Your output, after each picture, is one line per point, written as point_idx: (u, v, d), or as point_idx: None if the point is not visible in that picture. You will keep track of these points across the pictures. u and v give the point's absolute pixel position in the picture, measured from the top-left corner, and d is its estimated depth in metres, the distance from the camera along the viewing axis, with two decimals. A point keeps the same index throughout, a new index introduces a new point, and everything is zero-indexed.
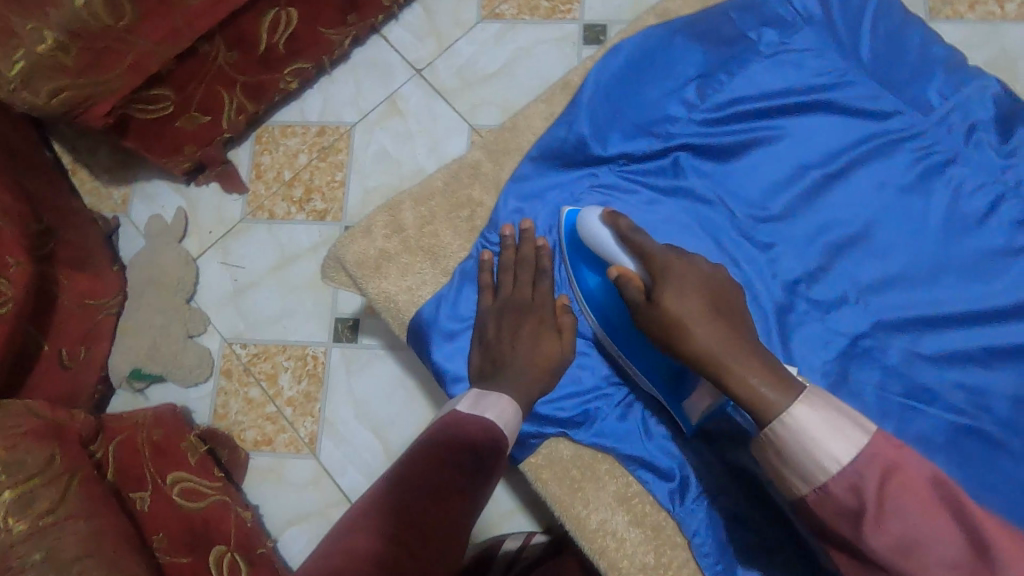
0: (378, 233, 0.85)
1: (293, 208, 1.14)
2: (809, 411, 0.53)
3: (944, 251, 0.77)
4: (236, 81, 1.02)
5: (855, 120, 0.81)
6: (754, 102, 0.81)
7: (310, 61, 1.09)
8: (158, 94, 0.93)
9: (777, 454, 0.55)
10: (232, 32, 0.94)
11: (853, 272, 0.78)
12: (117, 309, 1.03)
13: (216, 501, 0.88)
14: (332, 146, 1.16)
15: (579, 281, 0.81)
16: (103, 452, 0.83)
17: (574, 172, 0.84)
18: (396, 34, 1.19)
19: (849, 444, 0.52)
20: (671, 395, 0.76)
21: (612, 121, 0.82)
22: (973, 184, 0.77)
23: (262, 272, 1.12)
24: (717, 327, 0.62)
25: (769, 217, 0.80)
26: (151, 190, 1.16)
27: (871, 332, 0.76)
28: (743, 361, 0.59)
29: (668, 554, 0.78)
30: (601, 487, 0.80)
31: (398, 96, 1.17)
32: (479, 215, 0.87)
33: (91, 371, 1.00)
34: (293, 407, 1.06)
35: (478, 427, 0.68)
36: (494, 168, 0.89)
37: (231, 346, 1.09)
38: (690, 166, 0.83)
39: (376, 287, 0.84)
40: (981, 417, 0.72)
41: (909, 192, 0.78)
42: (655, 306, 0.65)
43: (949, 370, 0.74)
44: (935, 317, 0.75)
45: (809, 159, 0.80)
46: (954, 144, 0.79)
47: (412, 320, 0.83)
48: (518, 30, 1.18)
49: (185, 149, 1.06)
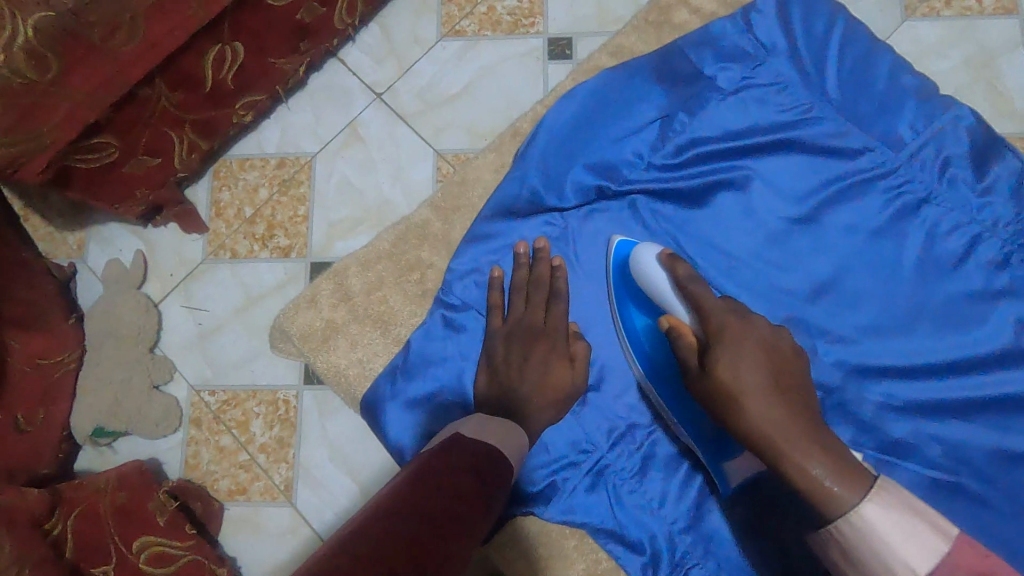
0: (324, 304, 0.89)
1: (255, 245, 1.10)
2: (881, 513, 0.54)
3: (918, 296, 0.76)
4: (184, 120, 0.97)
5: (826, 160, 0.79)
6: (716, 144, 0.79)
7: (263, 93, 1.05)
8: (100, 142, 0.88)
9: (844, 554, 0.56)
10: (174, 73, 0.89)
11: (824, 322, 0.77)
12: (76, 365, 0.99)
13: (189, 560, 0.87)
14: (293, 178, 1.12)
15: (623, 317, 0.81)
16: (62, 527, 0.77)
17: (532, 220, 0.83)
18: (352, 57, 1.14)
19: (924, 552, 0.52)
20: (709, 449, 0.78)
21: (565, 165, 0.81)
22: (950, 223, 0.76)
23: (226, 314, 1.08)
24: (775, 404, 0.63)
25: (737, 266, 0.79)
26: (107, 234, 1.12)
27: (845, 384, 0.76)
28: (803, 447, 0.60)
29: None
30: (569, 564, 0.83)
31: (359, 122, 1.13)
32: (429, 277, 0.88)
33: (53, 432, 0.96)
34: (266, 453, 1.03)
35: (476, 449, 0.64)
36: (443, 227, 0.90)
37: (200, 394, 1.06)
38: (651, 214, 0.81)
39: (325, 360, 0.87)
40: (958, 470, 0.73)
41: (882, 236, 0.77)
42: (708, 372, 0.66)
43: (924, 421, 0.75)
44: (907, 366, 0.75)
45: (780, 205, 0.79)
46: (928, 182, 0.77)
47: (367, 394, 0.83)
48: (481, 47, 1.13)
49: (137, 193, 1.01)
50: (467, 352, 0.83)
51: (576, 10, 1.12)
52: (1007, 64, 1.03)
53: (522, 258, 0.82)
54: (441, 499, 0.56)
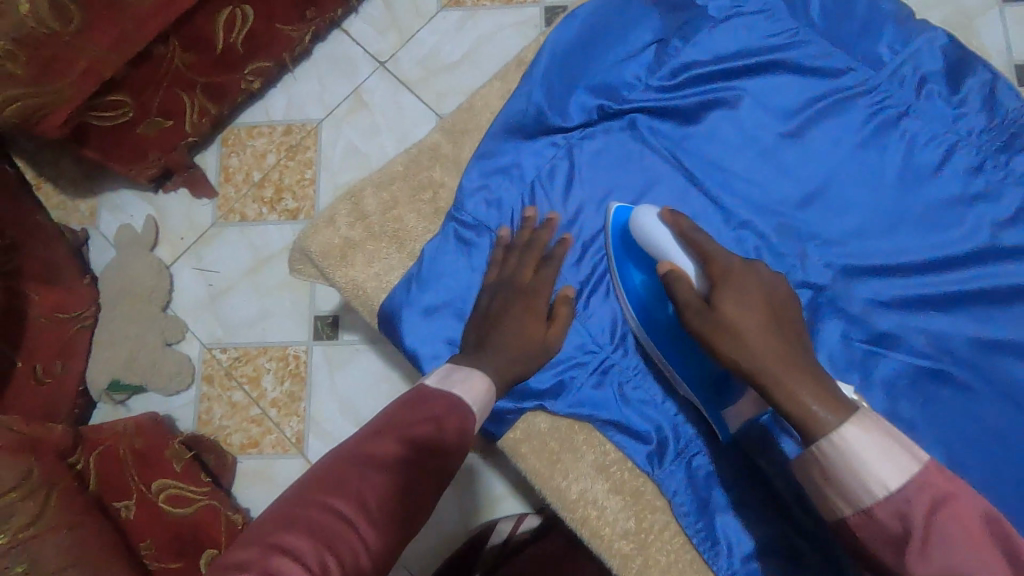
0: (342, 222, 0.74)
1: (264, 209, 1.13)
2: (860, 431, 0.48)
3: (922, 212, 0.68)
4: (196, 82, 1.00)
5: (811, 79, 0.71)
6: (708, 67, 0.72)
7: (271, 59, 1.08)
8: (115, 99, 0.92)
9: (820, 474, 0.49)
10: (187, 32, 0.92)
11: (815, 227, 0.69)
12: (92, 322, 1.02)
13: (205, 506, 0.87)
14: (300, 144, 1.15)
15: (621, 276, 0.71)
16: (84, 463, 0.81)
17: (536, 144, 0.73)
18: (356, 28, 1.18)
19: (899, 469, 0.46)
20: (710, 401, 0.68)
21: (569, 88, 0.72)
22: (927, 134, 0.69)
23: (236, 274, 1.11)
24: (772, 336, 0.56)
25: (732, 188, 0.71)
26: (118, 200, 1.14)
27: (859, 312, 0.67)
28: (794, 372, 0.53)
29: (649, 518, 0.69)
30: (579, 457, 0.71)
31: (362, 89, 1.16)
32: (443, 197, 0.76)
33: (70, 386, 0.99)
34: (277, 408, 1.06)
35: (441, 403, 0.58)
36: (455, 148, 0.77)
37: (211, 351, 1.09)
38: (646, 136, 0.73)
39: (344, 276, 0.73)
40: (945, 361, 0.66)
41: (871, 152, 0.70)
42: (710, 310, 0.59)
43: (911, 315, 0.67)
44: (897, 264, 0.67)
45: (764, 119, 0.71)
46: (907, 97, 0.70)
47: (382, 308, 0.71)
48: (479, 17, 1.17)
49: (149, 154, 1.04)
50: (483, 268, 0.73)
51: None
52: (984, 24, 1.07)
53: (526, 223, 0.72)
54: (388, 472, 0.51)
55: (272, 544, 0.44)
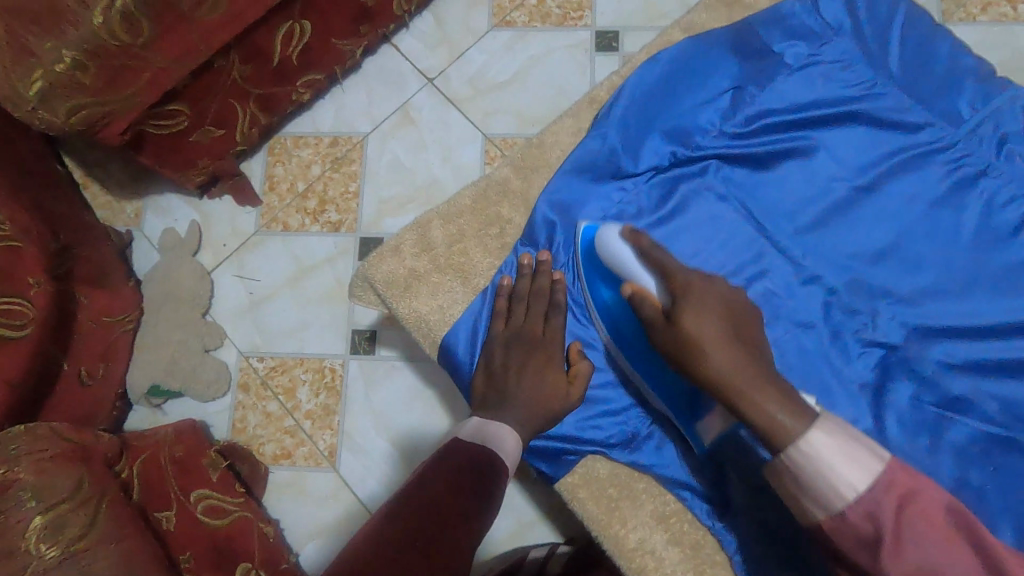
0: (408, 251, 0.74)
1: (307, 219, 1.14)
2: (826, 438, 0.51)
3: (996, 274, 0.67)
4: (251, 93, 1.01)
5: (887, 133, 0.70)
6: (783, 116, 0.71)
7: (322, 73, 1.09)
8: (174, 109, 0.93)
9: (793, 482, 0.53)
10: (247, 45, 0.93)
11: (886, 284, 0.68)
12: (133, 326, 1.03)
13: (239, 517, 0.89)
14: (345, 156, 1.16)
15: (593, 295, 0.71)
16: (129, 472, 0.81)
17: (608, 186, 0.72)
18: (406, 44, 1.19)
19: (864, 472, 0.50)
20: (685, 416, 0.67)
21: (643, 130, 0.72)
22: (1007, 194, 0.68)
23: (277, 284, 1.12)
24: (733, 352, 0.58)
25: (804, 239, 0.70)
26: (164, 204, 1.15)
27: (931, 374, 0.66)
28: (762, 389, 0.55)
29: (709, 573, 0.68)
30: (639, 506, 0.70)
31: (411, 105, 1.17)
32: (510, 233, 0.75)
33: (111, 386, 1.00)
34: (312, 419, 1.06)
35: (477, 454, 0.60)
36: (523, 184, 0.76)
37: (249, 360, 1.09)
38: (718, 180, 0.72)
39: (406, 307, 0.73)
40: (1017, 429, 0.64)
41: (945, 210, 0.69)
42: (673, 326, 0.60)
43: (985, 380, 0.65)
44: (971, 326, 0.66)
45: (837, 171, 0.70)
46: (986, 155, 0.69)
47: (443, 343, 0.72)
48: (530, 37, 1.17)
49: (199, 162, 1.06)
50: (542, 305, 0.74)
51: (624, 5, 1.16)
52: None
53: (525, 270, 0.72)
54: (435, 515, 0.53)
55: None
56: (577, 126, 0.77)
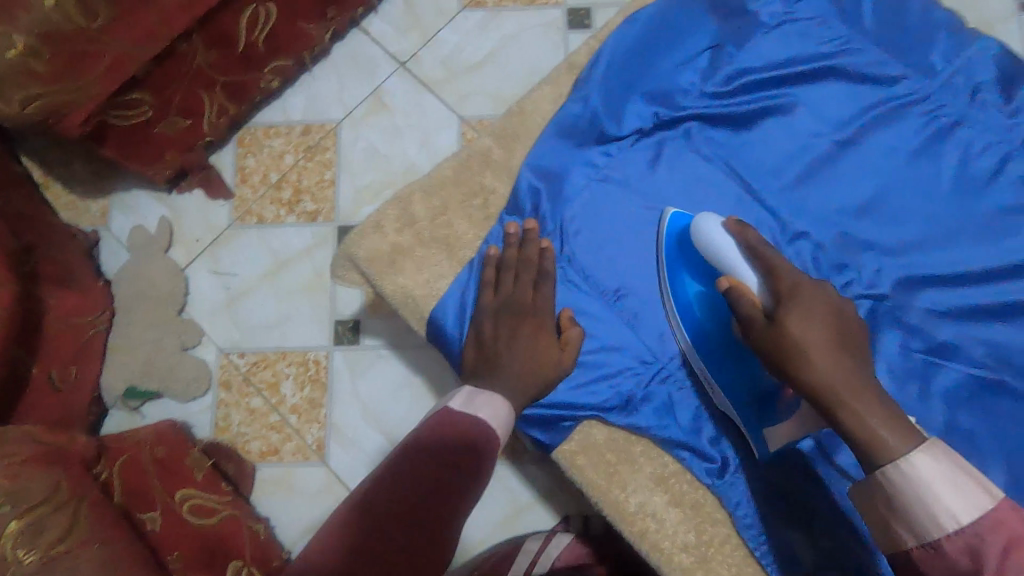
0: (390, 226, 0.71)
1: (282, 210, 1.11)
2: (930, 463, 0.51)
3: (972, 220, 0.68)
4: (217, 82, 0.98)
5: (864, 87, 0.71)
6: (762, 73, 0.71)
7: (291, 58, 1.06)
8: (137, 98, 0.89)
9: (886, 502, 0.53)
10: (211, 29, 0.90)
11: (870, 236, 0.69)
12: (106, 326, 0.99)
13: (227, 515, 0.87)
14: (319, 144, 1.13)
15: (673, 287, 0.70)
16: (109, 473, 0.78)
17: (590, 151, 0.72)
18: (376, 27, 1.16)
19: (971, 506, 0.49)
20: (753, 418, 0.67)
21: (624, 95, 0.71)
22: (982, 144, 0.69)
23: (254, 277, 1.09)
24: (840, 360, 0.57)
25: (788, 194, 0.70)
26: (131, 201, 1.11)
27: (917, 322, 0.67)
28: (864, 400, 0.55)
29: (709, 530, 0.68)
30: (637, 469, 0.69)
31: (383, 90, 1.15)
32: (494, 203, 0.74)
33: (85, 389, 0.96)
34: (298, 414, 1.04)
35: (472, 429, 0.61)
36: (505, 154, 0.75)
37: (229, 357, 1.06)
38: (700, 141, 0.72)
39: (392, 283, 0.70)
40: (1002, 371, 0.65)
41: (923, 160, 0.69)
42: (776, 326, 0.60)
43: (968, 326, 0.67)
44: (953, 273, 0.67)
45: (817, 127, 0.71)
46: (960, 106, 0.70)
47: (431, 317, 0.70)
48: (502, 17, 1.16)
49: (166, 155, 1.02)
50: None
51: None
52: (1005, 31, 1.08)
53: (512, 238, 0.70)
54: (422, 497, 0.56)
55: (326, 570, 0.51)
56: (557, 94, 0.76)
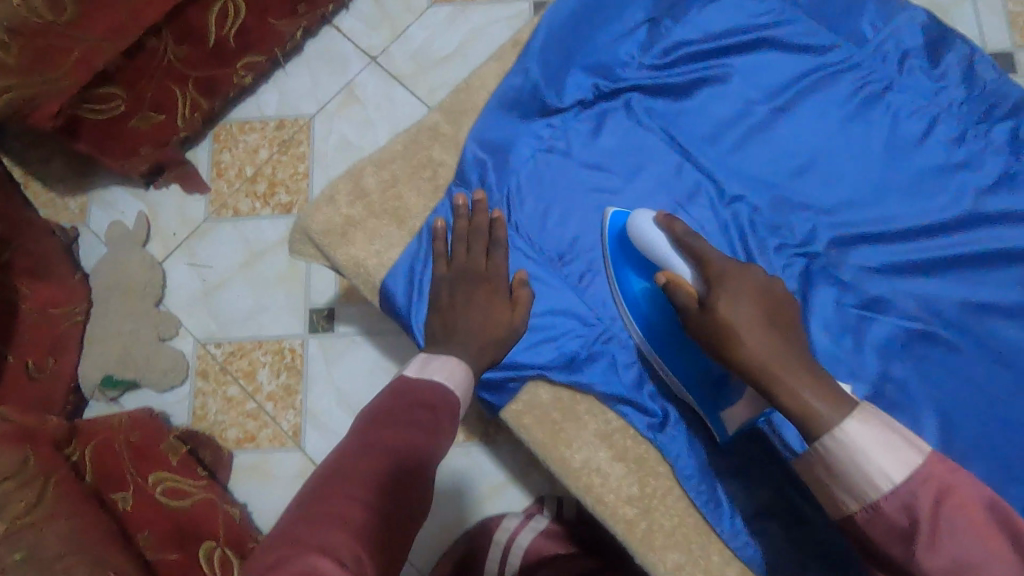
0: (342, 200, 0.74)
1: (257, 203, 1.13)
2: (862, 427, 0.50)
3: (902, 180, 0.70)
4: (189, 76, 1.00)
5: (797, 55, 0.74)
6: (698, 44, 0.74)
7: (265, 55, 1.09)
8: (108, 92, 0.92)
9: (825, 471, 0.51)
10: (179, 24, 0.92)
11: (805, 198, 0.71)
12: (84, 317, 1.01)
13: (202, 498, 0.87)
14: (292, 138, 1.16)
15: (620, 287, 0.71)
16: (80, 455, 0.81)
17: (533, 124, 0.74)
18: (347, 24, 1.19)
19: (903, 463, 0.48)
20: (710, 405, 0.68)
21: (563, 68, 0.73)
22: (911, 107, 0.72)
23: (230, 269, 1.11)
24: (769, 337, 0.58)
25: (724, 160, 0.73)
26: (109, 197, 1.13)
27: (851, 280, 0.69)
28: (796, 373, 0.55)
29: (652, 483, 0.70)
30: (582, 426, 0.71)
31: (354, 85, 1.17)
32: (443, 174, 0.76)
33: (63, 381, 0.98)
34: (274, 401, 1.05)
35: (429, 392, 0.60)
36: (454, 129, 0.77)
37: (206, 347, 1.08)
38: (640, 111, 0.74)
39: (344, 254, 0.73)
40: (934, 324, 0.68)
41: (857, 123, 0.72)
42: (707, 314, 0.60)
43: (900, 282, 0.69)
44: (885, 232, 0.69)
45: (752, 94, 0.73)
46: (889, 72, 0.72)
47: (381, 287, 0.72)
48: (470, 12, 1.19)
49: (141, 149, 1.04)
50: None
51: None
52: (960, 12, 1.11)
53: (461, 210, 0.72)
54: (399, 458, 0.53)
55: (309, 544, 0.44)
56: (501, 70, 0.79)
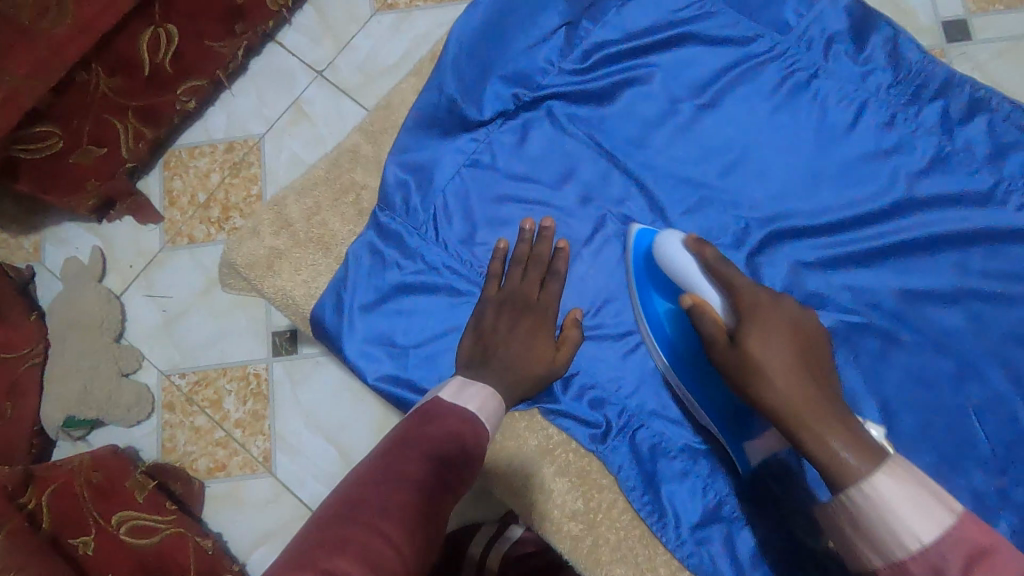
0: (266, 232, 0.78)
1: (212, 229, 1.12)
2: (893, 483, 0.47)
3: (827, 168, 0.72)
4: (127, 106, 0.99)
5: (720, 49, 0.75)
6: (621, 45, 0.75)
7: (205, 78, 1.07)
8: (42, 131, 0.90)
9: (850, 523, 0.49)
10: (109, 56, 0.91)
11: (734, 193, 0.72)
12: (42, 359, 1.00)
13: (169, 535, 0.86)
14: (243, 160, 1.14)
15: (645, 305, 0.71)
16: (36, 502, 0.82)
17: (457, 140, 0.75)
18: (290, 39, 1.17)
19: (934, 524, 0.46)
20: (731, 432, 0.68)
21: (482, 80, 0.75)
22: (838, 94, 0.73)
23: (189, 297, 1.10)
24: (802, 380, 0.55)
25: (651, 159, 0.74)
26: (62, 233, 1.12)
27: (788, 275, 0.70)
28: (826, 419, 0.53)
29: (597, 497, 0.71)
30: (521, 444, 0.73)
31: (303, 100, 1.15)
32: (366, 198, 0.79)
33: (24, 424, 0.97)
34: (242, 428, 1.05)
35: (460, 420, 0.59)
36: (374, 149, 0.81)
37: (170, 378, 1.07)
38: (565, 117, 0.76)
39: (271, 286, 0.77)
40: (871, 314, 0.69)
41: (782, 113, 0.73)
42: (736, 347, 0.58)
43: (833, 273, 0.70)
44: (815, 224, 0.70)
45: (676, 92, 0.75)
46: (814, 59, 0.73)
47: (312, 314, 0.74)
48: (415, 17, 1.16)
49: (87, 184, 1.03)
50: (433, 259, 0.74)
51: None
52: None
53: (387, 230, 0.74)
54: (425, 490, 0.52)
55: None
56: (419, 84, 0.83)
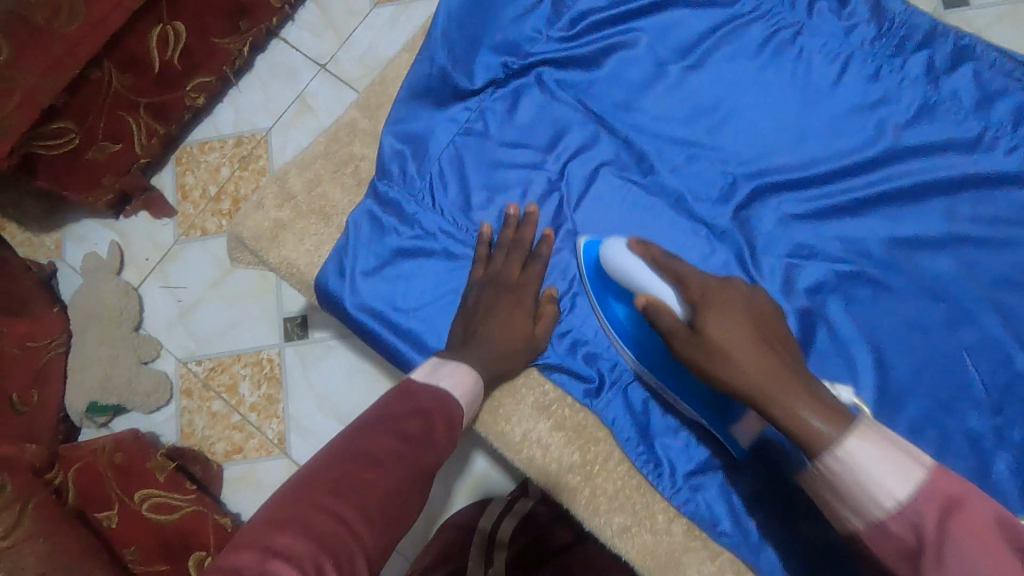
0: (270, 205, 0.81)
1: (223, 220, 1.15)
2: (866, 446, 0.47)
3: (814, 122, 0.73)
4: (139, 103, 1.02)
5: (704, 10, 0.76)
6: (607, 11, 0.77)
7: (213, 74, 1.10)
8: (60, 128, 0.94)
9: (829, 489, 0.49)
10: (119, 54, 0.94)
11: (721, 150, 0.74)
12: (65, 347, 1.04)
13: (189, 511, 0.88)
14: (251, 154, 1.17)
15: (605, 312, 0.72)
16: (63, 478, 0.87)
17: (450, 110, 0.78)
18: (294, 35, 1.20)
19: (906, 479, 0.46)
20: (715, 418, 0.68)
21: (472, 49, 0.77)
22: (822, 49, 0.74)
23: (203, 289, 1.13)
24: (760, 350, 0.55)
25: (639, 120, 0.76)
26: (81, 230, 1.16)
27: (775, 227, 0.72)
28: (793, 389, 0.52)
29: (593, 450, 0.73)
30: (519, 401, 0.75)
31: (306, 94, 1.18)
32: (364, 169, 0.82)
33: (49, 411, 1.01)
34: (257, 411, 1.08)
35: (430, 400, 0.61)
36: (371, 123, 0.84)
37: (187, 365, 1.11)
38: (555, 83, 0.78)
39: (277, 255, 0.80)
40: (862, 263, 0.70)
41: (768, 70, 0.74)
42: (695, 332, 0.57)
43: (822, 224, 0.71)
44: (801, 176, 0.71)
45: (663, 55, 0.76)
46: (798, 16, 0.74)
47: (315, 284, 0.77)
48: (413, 8, 1.19)
49: (104, 179, 1.07)
50: (428, 225, 0.77)
51: None
52: None
53: (384, 200, 0.77)
54: (386, 466, 0.54)
55: (268, 548, 0.45)
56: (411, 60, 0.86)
